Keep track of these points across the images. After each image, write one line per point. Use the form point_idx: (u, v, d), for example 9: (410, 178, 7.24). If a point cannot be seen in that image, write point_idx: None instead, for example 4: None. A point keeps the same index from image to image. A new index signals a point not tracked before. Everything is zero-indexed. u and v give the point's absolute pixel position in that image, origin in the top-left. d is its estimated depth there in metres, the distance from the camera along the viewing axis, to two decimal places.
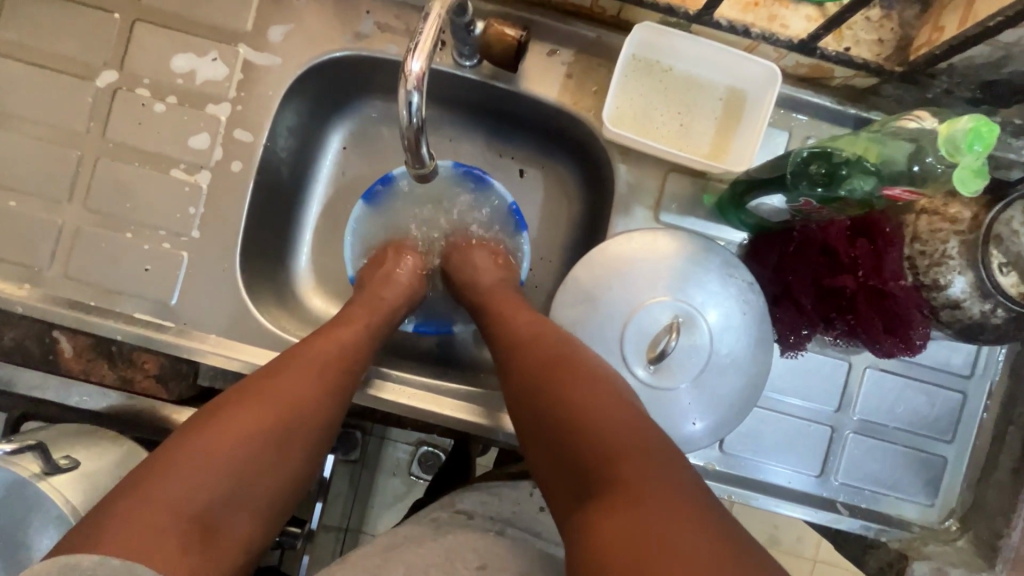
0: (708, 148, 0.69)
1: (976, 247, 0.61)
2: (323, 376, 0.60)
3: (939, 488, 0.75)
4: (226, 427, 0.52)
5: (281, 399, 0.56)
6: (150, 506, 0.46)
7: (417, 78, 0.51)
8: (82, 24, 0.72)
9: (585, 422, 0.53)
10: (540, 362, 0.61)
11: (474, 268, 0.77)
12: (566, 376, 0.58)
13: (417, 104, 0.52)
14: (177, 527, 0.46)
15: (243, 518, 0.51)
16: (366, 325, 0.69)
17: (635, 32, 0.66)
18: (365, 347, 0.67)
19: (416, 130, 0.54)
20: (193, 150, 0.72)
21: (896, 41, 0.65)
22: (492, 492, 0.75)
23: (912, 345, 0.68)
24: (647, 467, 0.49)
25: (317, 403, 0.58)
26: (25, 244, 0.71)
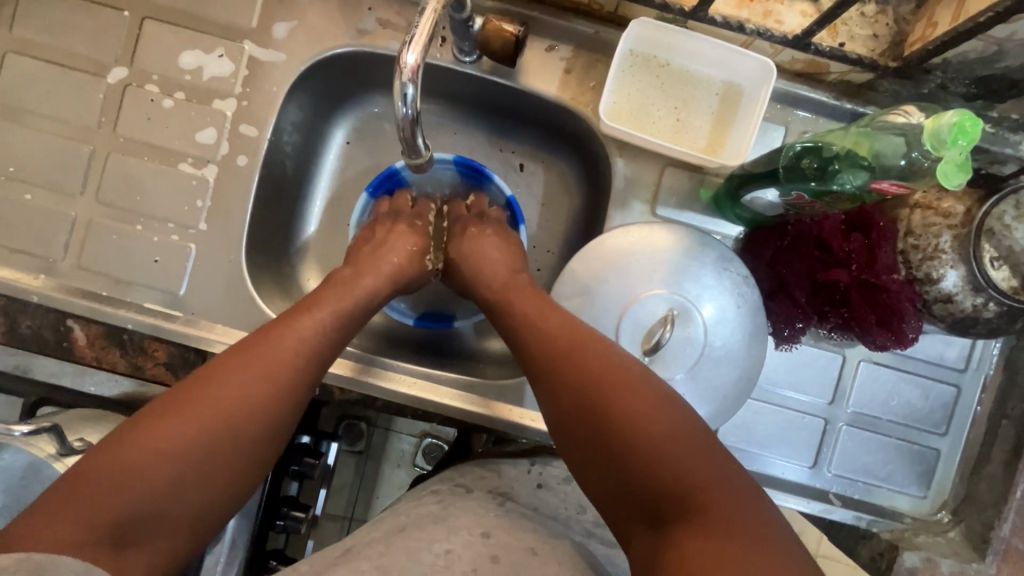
0: (704, 142, 0.70)
1: (968, 241, 0.61)
2: (274, 369, 0.58)
3: (931, 480, 0.76)
4: (167, 425, 0.51)
5: (227, 393, 0.54)
6: (81, 506, 0.45)
7: (412, 71, 0.52)
8: (94, 22, 0.74)
9: (647, 445, 0.52)
10: (580, 377, 0.58)
11: (466, 253, 0.77)
12: (619, 393, 0.55)
13: (411, 96, 0.53)
14: (99, 529, 0.45)
15: (178, 523, 0.50)
16: (332, 313, 0.65)
17: (631, 27, 0.67)
18: (328, 338, 0.64)
19: (410, 121, 0.55)
20: (200, 144, 0.74)
21: (891, 36, 0.65)
22: (491, 468, 0.78)
23: (904, 338, 0.68)
24: (727, 495, 0.49)
25: (263, 399, 0.56)
26: (40, 236, 0.73)
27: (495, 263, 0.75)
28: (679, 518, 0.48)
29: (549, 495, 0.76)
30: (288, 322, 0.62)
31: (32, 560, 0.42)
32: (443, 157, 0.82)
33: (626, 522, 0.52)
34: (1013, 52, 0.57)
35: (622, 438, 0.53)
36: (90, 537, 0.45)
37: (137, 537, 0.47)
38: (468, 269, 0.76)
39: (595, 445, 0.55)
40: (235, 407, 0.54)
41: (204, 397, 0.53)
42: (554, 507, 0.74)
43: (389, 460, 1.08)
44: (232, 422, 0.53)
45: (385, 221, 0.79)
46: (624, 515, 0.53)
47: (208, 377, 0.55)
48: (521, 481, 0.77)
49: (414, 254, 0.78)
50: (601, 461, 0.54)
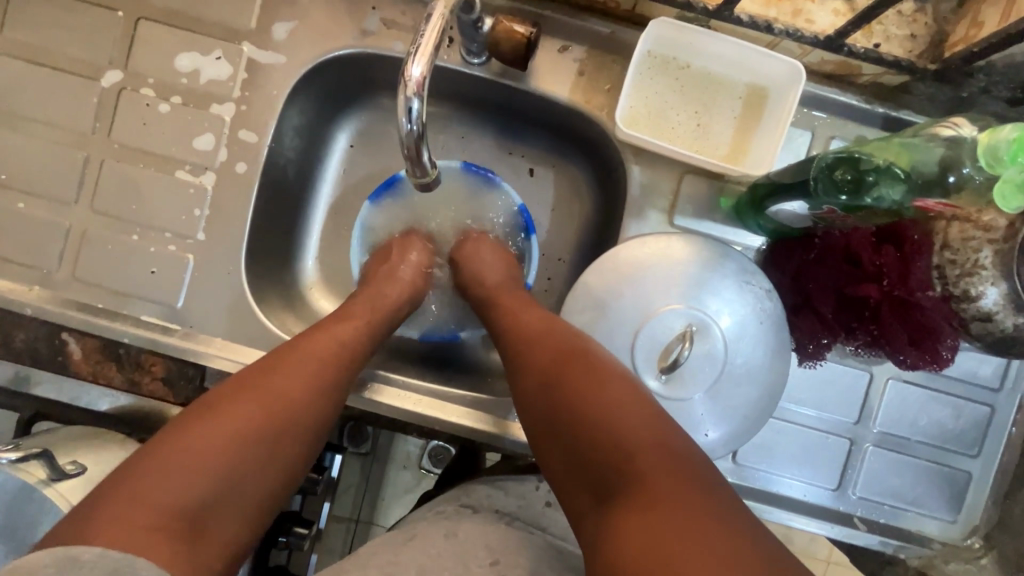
0: (726, 149, 0.66)
1: (1011, 256, 0.57)
2: (319, 371, 0.61)
3: (962, 503, 0.73)
4: (215, 422, 0.53)
5: (274, 393, 0.57)
6: (139, 502, 0.47)
7: (417, 85, 0.48)
8: (87, 22, 0.71)
9: (601, 428, 0.52)
10: (549, 366, 0.60)
11: (477, 268, 0.76)
12: (582, 380, 0.57)
13: (417, 111, 0.50)
14: (163, 520, 0.47)
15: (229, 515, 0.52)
16: (365, 322, 0.69)
17: (650, 27, 0.63)
18: (360, 344, 0.67)
19: (416, 137, 0.52)
20: (198, 151, 0.71)
21: (930, 36, 0.61)
22: (497, 486, 0.75)
23: (938, 357, 0.65)
24: (672, 472, 0.48)
25: (303, 400, 0.59)
26: (34, 247, 0.71)
27: (490, 273, 0.75)
28: (627, 497, 0.48)
29: (559, 513, 0.73)
30: (324, 329, 0.65)
31: (109, 560, 0.43)
32: (451, 162, 0.79)
33: (581, 506, 0.52)
34: None
35: (580, 421, 0.54)
36: (156, 528, 0.46)
37: (197, 526, 0.49)
38: (468, 271, 0.76)
39: (558, 429, 0.56)
40: (280, 409, 0.57)
41: (250, 396, 0.56)
42: (563, 526, 0.72)
43: (395, 463, 1.06)
44: (277, 421, 0.56)
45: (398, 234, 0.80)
46: (580, 499, 0.53)
47: (248, 377, 0.58)
48: (530, 500, 0.73)
49: (418, 264, 0.78)
50: (563, 445, 0.55)
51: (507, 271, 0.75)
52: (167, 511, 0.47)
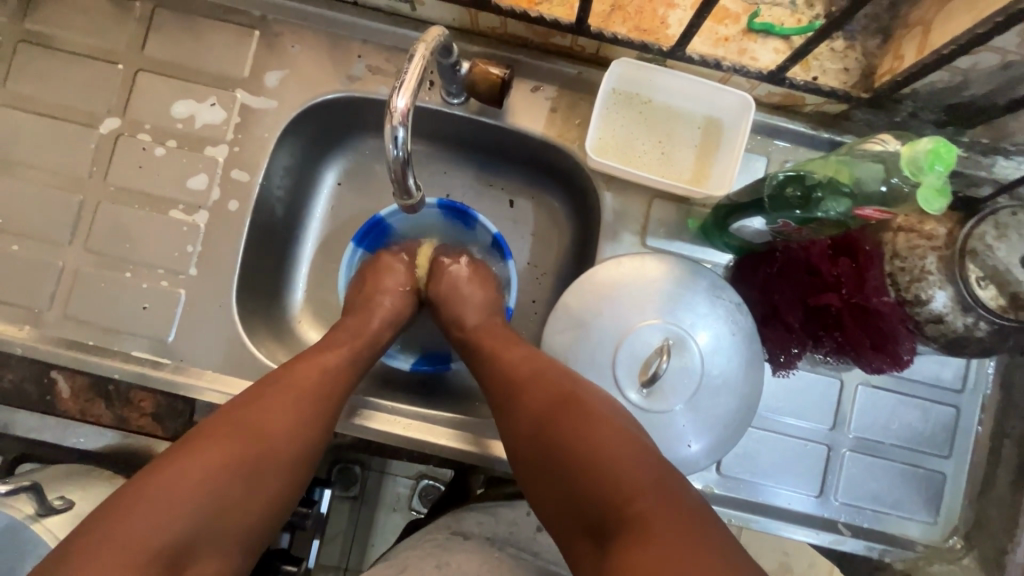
0: (690, 173, 0.71)
1: (953, 262, 0.62)
2: (300, 402, 0.62)
3: (940, 504, 0.75)
4: (195, 460, 0.54)
5: (256, 427, 0.59)
6: (114, 545, 0.48)
7: (402, 115, 0.53)
8: (88, 75, 0.75)
9: (582, 462, 0.55)
10: (535, 404, 0.62)
11: (458, 298, 0.77)
12: (568, 417, 0.59)
13: (403, 138, 0.54)
14: (144, 565, 0.48)
15: (215, 552, 0.53)
16: (349, 349, 0.71)
17: (614, 67, 0.69)
18: (342, 376, 0.68)
19: (402, 162, 0.56)
20: (191, 191, 0.74)
21: (861, 69, 0.68)
22: (489, 512, 0.76)
23: (900, 359, 0.69)
24: (662, 503, 0.50)
25: (283, 437, 0.60)
26: (27, 287, 0.72)
27: (468, 309, 0.76)
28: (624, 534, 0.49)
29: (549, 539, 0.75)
30: (302, 362, 0.66)
31: None
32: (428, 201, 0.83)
33: (576, 540, 0.54)
34: (978, 82, 0.60)
35: (557, 458, 0.57)
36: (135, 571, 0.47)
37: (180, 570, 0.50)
38: (448, 310, 0.77)
39: (542, 462, 0.59)
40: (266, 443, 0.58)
41: (229, 437, 0.57)
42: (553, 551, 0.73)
43: (387, 504, 1.03)
44: (259, 455, 0.57)
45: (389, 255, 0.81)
46: (569, 533, 0.55)
47: (233, 412, 0.59)
48: (518, 522, 0.75)
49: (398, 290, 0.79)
50: (548, 478, 0.58)
51: (491, 311, 0.76)
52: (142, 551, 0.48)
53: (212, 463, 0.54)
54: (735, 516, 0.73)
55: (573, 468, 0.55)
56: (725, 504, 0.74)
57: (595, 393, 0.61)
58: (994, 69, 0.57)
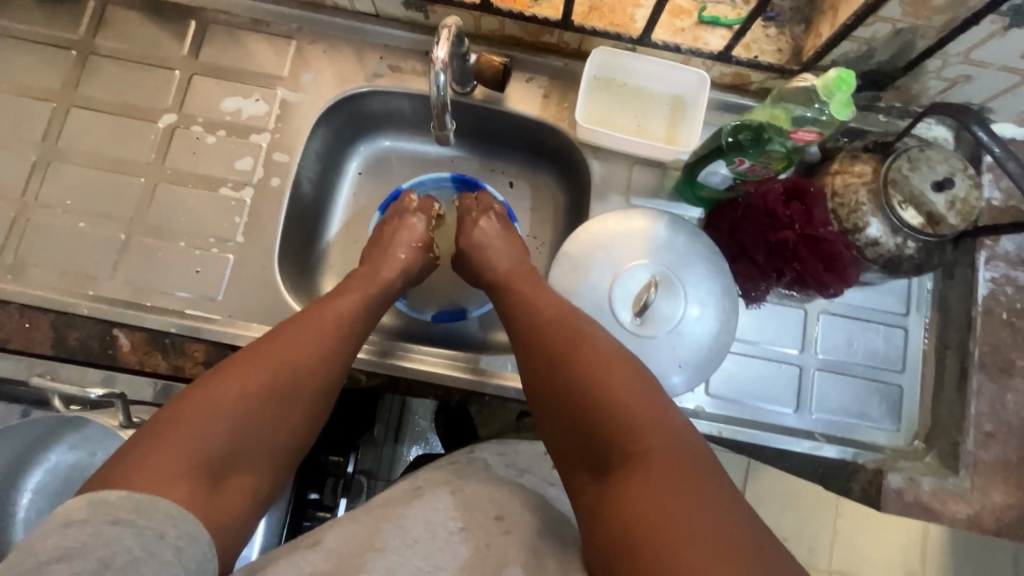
0: (662, 140, 0.86)
1: (879, 193, 0.76)
2: (320, 341, 0.70)
3: (901, 413, 0.86)
4: (230, 385, 0.61)
5: (283, 361, 0.66)
6: (165, 451, 0.55)
7: (442, 62, 0.66)
8: (150, 80, 0.88)
9: (589, 402, 0.64)
10: (550, 355, 0.71)
11: (482, 247, 0.88)
12: (579, 365, 0.68)
13: (444, 82, 0.67)
14: (190, 470, 0.55)
15: (249, 466, 0.60)
16: (360, 296, 0.78)
17: (593, 56, 0.85)
18: (353, 322, 0.75)
19: (443, 101, 0.69)
20: (238, 171, 0.86)
21: (792, 49, 0.83)
22: (509, 446, 0.84)
23: (847, 278, 0.81)
24: (657, 441, 0.59)
25: (306, 376, 0.67)
26: (93, 257, 0.82)
27: (496, 257, 0.87)
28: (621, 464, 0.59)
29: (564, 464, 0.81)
30: (317, 311, 0.73)
31: (136, 499, 0.50)
32: (442, 177, 0.97)
33: (579, 464, 0.64)
34: (880, 49, 0.76)
35: (567, 396, 0.67)
36: (183, 473, 0.54)
37: (221, 478, 0.57)
38: (478, 260, 0.88)
39: (557, 399, 0.68)
40: (291, 377, 0.65)
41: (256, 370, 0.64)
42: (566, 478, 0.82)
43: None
44: (285, 385, 0.65)
45: (403, 219, 0.90)
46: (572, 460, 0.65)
47: (262, 348, 0.66)
48: (530, 456, 0.84)
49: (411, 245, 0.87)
50: (562, 412, 0.67)
51: (515, 259, 0.87)
52: (188, 459, 0.55)
53: (245, 388, 0.61)
54: (726, 428, 0.82)
55: (582, 405, 0.65)
56: (714, 420, 0.84)
57: (602, 343, 0.70)
58: (889, 36, 0.73)
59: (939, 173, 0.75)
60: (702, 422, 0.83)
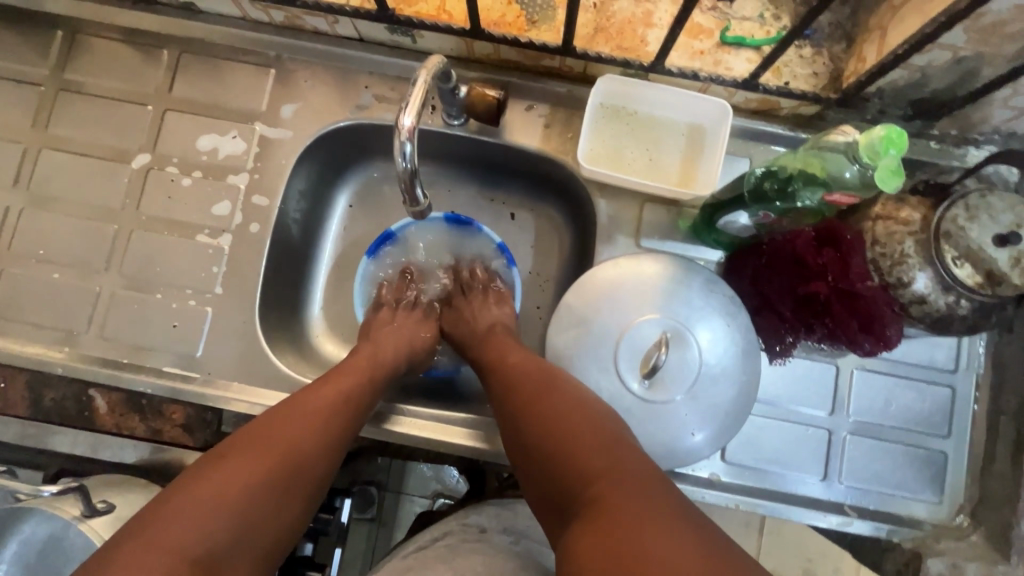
0: (677, 176, 0.76)
1: (929, 245, 0.66)
2: (329, 419, 0.65)
3: (944, 484, 0.76)
4: (232, 465, 0.55)
5: (290, 439, 0.60)
6: (156, 548, 0.48)
7: (409, 131, 0.59)
8: (122, 117, 0.83)
9: (559, 454, 0.58)
10: (518, 404, 0.65)
11: (472, 319, 0.83)
12: (540, 412, 0.62)
13: (410, 152, 0.60)
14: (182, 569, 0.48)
15: (244, 561, 0.53)
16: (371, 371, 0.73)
17: (599, 84, 0.75)
18: (356, 399, 0.69)
19: (410, 173, 0.62)
20: (216, 216, 0.81)
21: (829, 72, 0.72)
22: (505, 506, 0.79)
23: (888, 340, 0.72)
24: (625, 484, 0.52)
25: (307, 461, 0.60)
26: (66, 312, 0.78)
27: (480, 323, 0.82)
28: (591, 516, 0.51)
29: None
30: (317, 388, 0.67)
31: None
32: (433, 214, 0.89)
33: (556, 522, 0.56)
34: (936, 77, 0.65)
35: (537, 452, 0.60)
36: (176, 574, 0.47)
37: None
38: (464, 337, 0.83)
39: (529, 453, 0.61)
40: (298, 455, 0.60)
41: (254, 456, 0.57)
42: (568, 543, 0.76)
43: (403, 529, 1.04)
44: (294, 466, 0.59)
45: (402, 308, 0.87)
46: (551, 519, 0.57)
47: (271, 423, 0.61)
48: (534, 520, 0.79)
49: (413, 331, 0.84)
50: (533, 464, 0.60)
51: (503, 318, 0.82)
52: (180, 555, 0.49)
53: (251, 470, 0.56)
54: (744, 502, 0.75)
55: (554, 462, 0.58)
56: (731, 491, 0.77)
57: (570, 392, 0.64)
58: (948, 64, 0.62)
59: (1003, 224, 0.63)
60: (717, 494, 0.76)
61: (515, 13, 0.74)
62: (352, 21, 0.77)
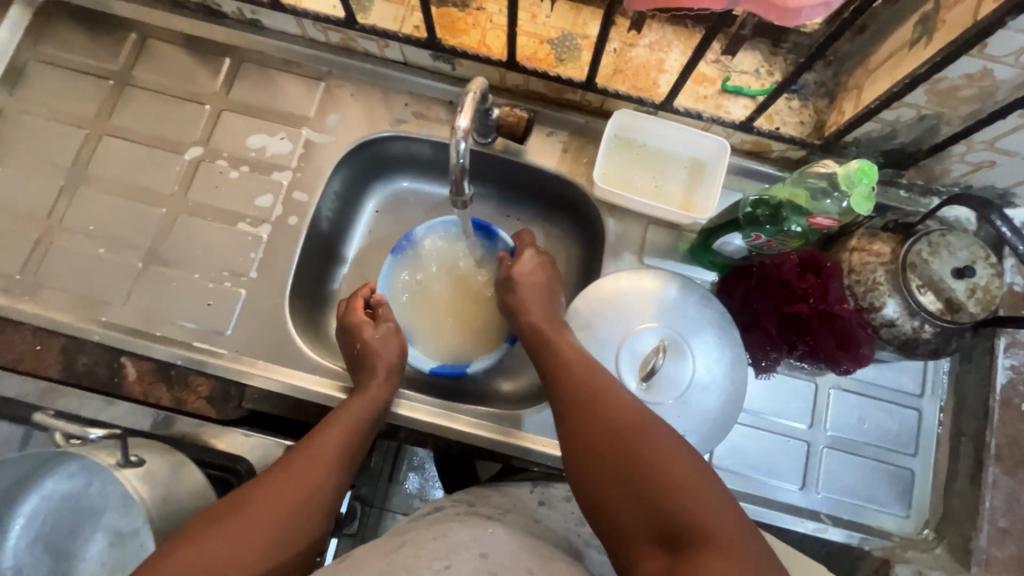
0: (679, 203, 0.85)
1: (898, 274, 0.75)
2: (305, 475, 0.68)
3: (912, 499, 0.83)
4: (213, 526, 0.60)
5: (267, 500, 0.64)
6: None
7: (464, 132, 0.66)
8: (181, 113, 0.91)
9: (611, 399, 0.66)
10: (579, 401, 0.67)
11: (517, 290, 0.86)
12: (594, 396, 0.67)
13: (463, 150, 0.67)
14: None
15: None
16: (353, 420, 0.76)
17: (615, 117, 0.85)
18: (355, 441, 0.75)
19: (462, 169, 0.69)
20: (258, 207, 0.88)
21: (814, 122, 0.83)
22: (497, 489, 0.83)
23: (862, 358, 0.79)
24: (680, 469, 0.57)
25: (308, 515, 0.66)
26: (108, 283, 0.84)
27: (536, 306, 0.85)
28: (685, 536, 0.53)
29: (551, 511, 0.80)
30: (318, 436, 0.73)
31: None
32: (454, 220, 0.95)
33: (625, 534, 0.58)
34: (903, 131, 0.76)
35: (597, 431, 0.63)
36: None
37: None
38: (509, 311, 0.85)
39: (583, 420, 0.65)
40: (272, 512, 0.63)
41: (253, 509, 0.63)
42: (557, 519, 0.79)
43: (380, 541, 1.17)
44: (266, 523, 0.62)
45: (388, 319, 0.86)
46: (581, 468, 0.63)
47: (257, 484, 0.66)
48: (526, 499, 0.81)
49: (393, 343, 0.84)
50: (591, 411, 0.65)
51: (547, 308, 0.84)
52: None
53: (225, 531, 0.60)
54: None
55: (617, 425, 0.63)
56: None
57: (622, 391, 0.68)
58: (913, 120, 0.73)
59: (959, 260, 0.73)
60: None
61: (546, 51, 0.85)
62: (401, 46, 0.87)
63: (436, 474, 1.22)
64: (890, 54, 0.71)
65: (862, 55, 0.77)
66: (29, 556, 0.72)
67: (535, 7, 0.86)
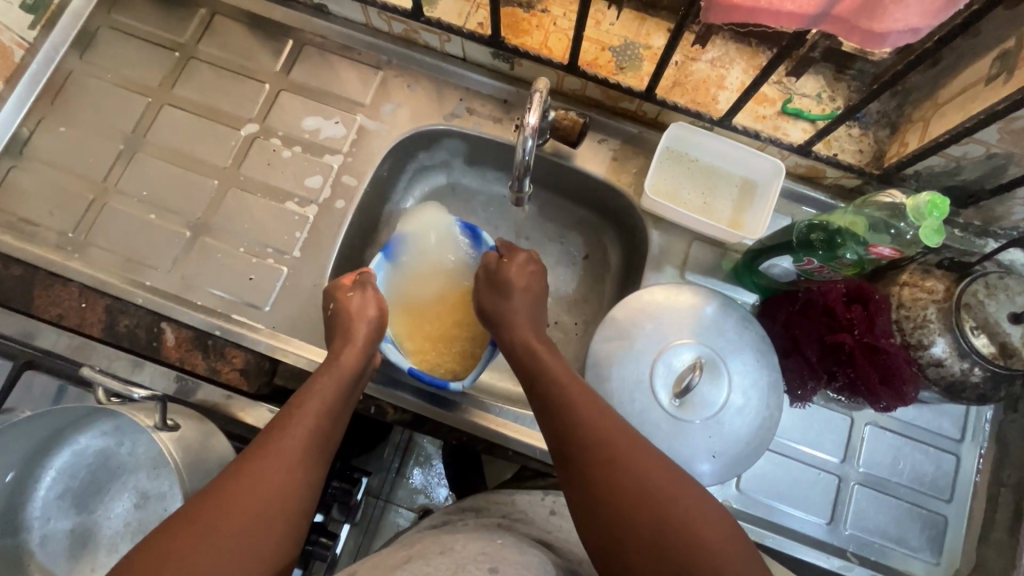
0: (727, 220, 0.85)
1: (951, 313, 0.72)
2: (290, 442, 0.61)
3: (942, 546, 0.81)
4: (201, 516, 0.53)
5: (254, 475, 0.57)
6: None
7: (532, 129, 0.69)
8: (240, 90, 0.92)
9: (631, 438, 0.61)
10: (591, 447, 0.61)
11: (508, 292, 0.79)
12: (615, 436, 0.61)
13: (529, 148, 0.70)
14: None
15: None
16: (333, 384, 0.68)
17: (670, 130, 0.84)
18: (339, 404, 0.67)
19: (525, 165, 0.72)
20: (307, 188, 0.89)
21: (873, 152, 0.82)
22: (506, 499, 0.82)
23: (905, 396, 0.77)
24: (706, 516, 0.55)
25: (296, 483, 0.59)
26: (155, 250, 0.85)
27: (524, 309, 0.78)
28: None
29: (562, 521, 0.79)
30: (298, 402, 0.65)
31: None
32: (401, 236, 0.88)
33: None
34: (968, 168, 0.74)
35: (621, 472, 0.58)
36: None
37: None
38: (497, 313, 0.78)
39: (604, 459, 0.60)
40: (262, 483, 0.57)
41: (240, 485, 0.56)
42: (568, 532, 0.77)
43: (383, 536, 1.15)
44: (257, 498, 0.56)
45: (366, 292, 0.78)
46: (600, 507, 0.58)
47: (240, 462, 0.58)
48: (539, 511, 0.80)
49: (367, 313, 0.75)
50: (613, 451, 0.60)
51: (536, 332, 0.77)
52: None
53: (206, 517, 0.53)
54: (752, 529, 0.80)
55: (637, 467, 0.58)
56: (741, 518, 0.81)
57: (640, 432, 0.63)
58: (981, 158, 0.72)
59: (1017, 304, 0.71)
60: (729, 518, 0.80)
61: (607, 58, 0.85)
62: (463, 42, 0.88)
63: (442, 472, 1.18)
64: (963, 89, 0.70)
65: (931, 88, 0.76)
66: (57, 507, 0.73)
67: (601, 14, 0.86)
